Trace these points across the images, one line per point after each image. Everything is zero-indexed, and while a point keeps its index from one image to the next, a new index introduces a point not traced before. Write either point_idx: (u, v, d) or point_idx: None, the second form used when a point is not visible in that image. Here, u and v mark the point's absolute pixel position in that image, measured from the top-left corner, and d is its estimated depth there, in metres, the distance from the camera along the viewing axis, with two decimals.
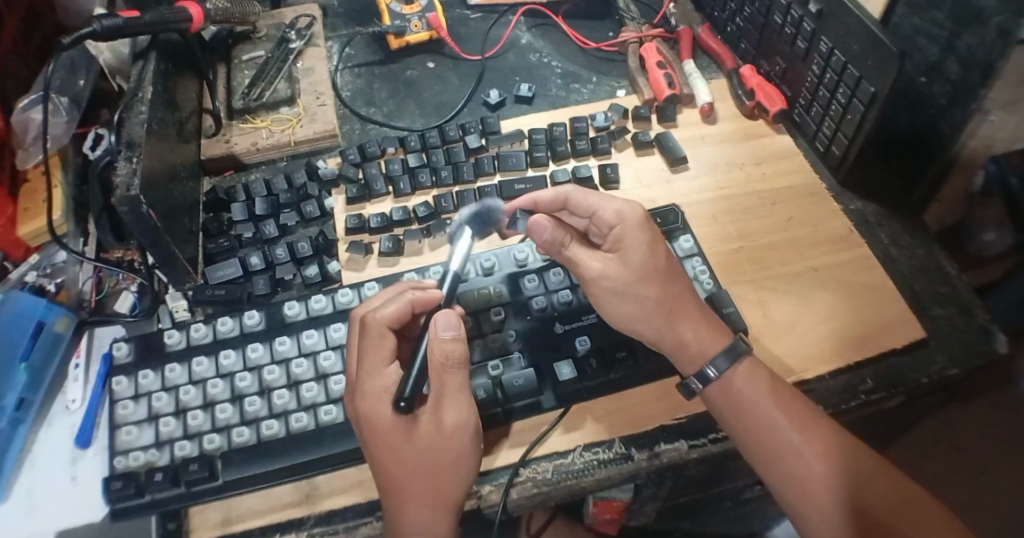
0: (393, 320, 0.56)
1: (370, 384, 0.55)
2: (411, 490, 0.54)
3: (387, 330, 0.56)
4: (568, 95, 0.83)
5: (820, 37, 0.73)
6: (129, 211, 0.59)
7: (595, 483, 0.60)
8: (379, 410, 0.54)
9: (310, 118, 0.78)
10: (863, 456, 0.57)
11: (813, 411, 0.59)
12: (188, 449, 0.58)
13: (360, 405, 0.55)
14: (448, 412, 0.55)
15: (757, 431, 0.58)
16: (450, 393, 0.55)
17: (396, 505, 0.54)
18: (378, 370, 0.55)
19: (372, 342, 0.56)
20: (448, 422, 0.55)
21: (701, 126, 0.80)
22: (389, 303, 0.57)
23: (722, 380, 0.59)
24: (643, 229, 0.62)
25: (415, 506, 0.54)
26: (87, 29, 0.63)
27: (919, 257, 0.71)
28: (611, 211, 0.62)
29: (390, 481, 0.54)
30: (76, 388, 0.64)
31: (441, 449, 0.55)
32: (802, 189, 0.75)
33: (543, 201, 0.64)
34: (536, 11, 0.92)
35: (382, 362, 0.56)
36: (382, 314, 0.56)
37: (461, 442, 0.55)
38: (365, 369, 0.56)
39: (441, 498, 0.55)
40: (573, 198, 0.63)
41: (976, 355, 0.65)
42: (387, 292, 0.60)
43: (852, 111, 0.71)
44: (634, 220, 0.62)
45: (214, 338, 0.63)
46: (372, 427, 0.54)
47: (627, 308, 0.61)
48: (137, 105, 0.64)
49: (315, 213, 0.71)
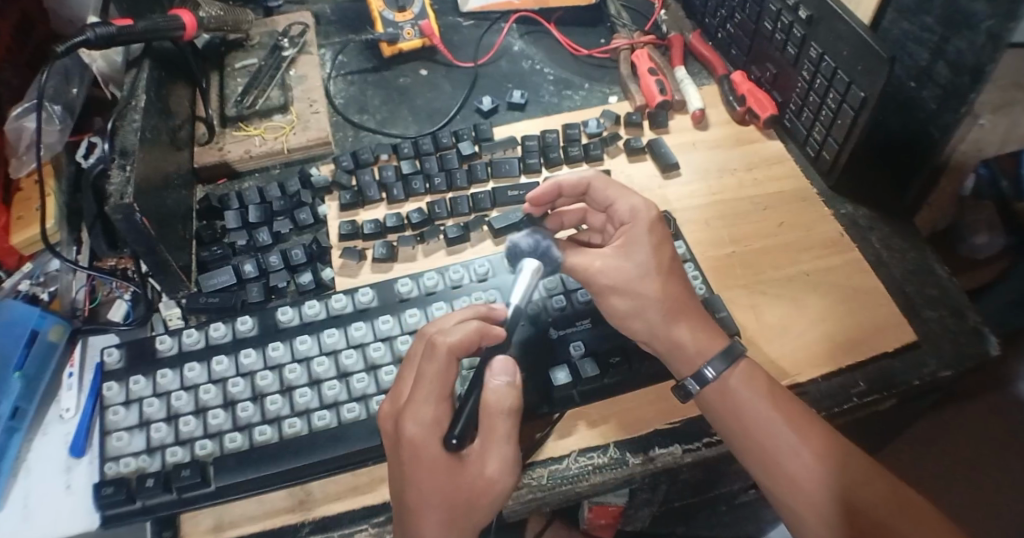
0: (461, 346, 0.55)
1: (422, 410, 0.54)
2: (431, 506, 0.53)
3: (453, 359, 0.55)
4: (560, 102, 0.84)
5: (811, 42, 0.74)
6: (122, 218, 0.60)
7: (591, 488, 0.59)
8: (430, 432, 0.53)
9: (303, 125, 0.78)
10: (859, 458, 0.57)
11: (812, 416, 0.59)
12: (179, 455, 0.58)
13: (406, 423, 0.54)
14: (492, 460, 0.54)
15: (759, 435, 0.57)
16: (497, 439, 0.54)
17: (410, 515, 0.53)
18: (437, 399, 0.54)
19: (433, 371, 0.54)
20: (491, 469, 0.54)
21: (693, 132, 0.80)
22: (455, 329, 0.56)
23: (723, 385, 0.59)
24: (651, 229, 0.62)
25: (433, 522, 0.53)
26: (80, 37, 0.62)
27: (911, 261, 0.72)
28: (626, 206, 0.63)
29: (404, 492, 0.54)
30: (70, 396, 0.64)
31: (479, 480, 0.54)
32: (793, 194, 0.76)
33: (565, 187, 0.65)
34: (528, 19, 0.92)
35: (439, 389, 0.54)
36: (449, 338, 0.55)
37: (499, 488, 0.54)
38: (417, 397, 0.54)
39: (462, 524, 0.53)
40: (595, 185, 0.65)
41: (970, 358, 0.65)
42: (456, 315, 0.58)
43: (843, 117, 0.72)
44: (646, 220, 0.62)
45: (206, 344, 0.63)
46: (414, 440, 0.53)
47: (627, 302, 0.60)
48: (131, 113, 0.65)
49: (309, 220, 0.71)
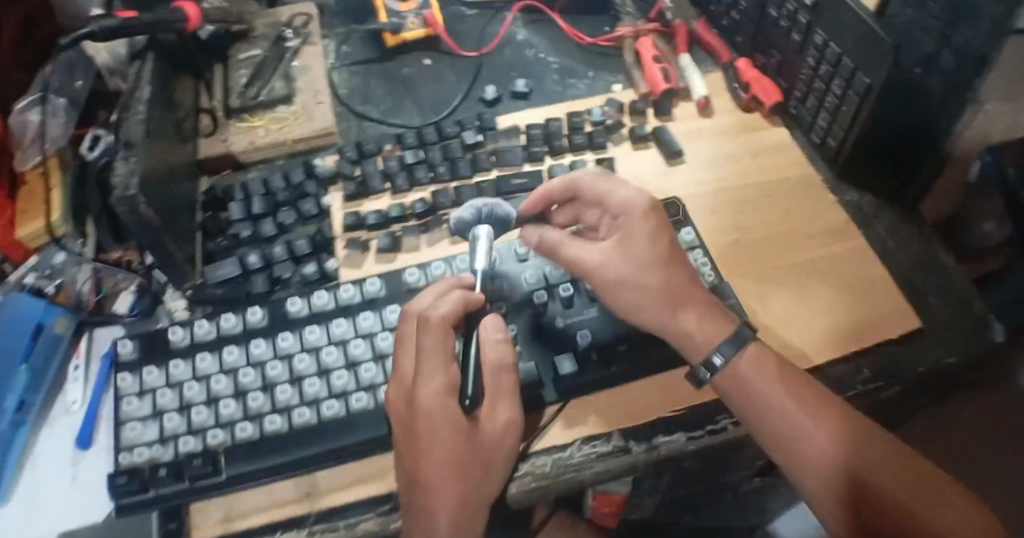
0: (450, 317, 0.57)
1: (430, 382, 0.55)
2: (445, 482, 0.54)
3: (448, 328, 0.56)
4: (564, 91, 0.84)
5: (815, 29, 0.73)
6: (127, 211, 0.60)
7: (595, 477, 0.60)
8: (443, 403, 0.55)
9: (308, 117, 0.78)
10: (877, 442, 0.57)
11: (827, 399, 0.58)
12: (191, 445, 0.59)
13: (419, 398, 0.55)
14: (501, 412, 0.57)
15: (775, 417, 0.58)
16: (504, 393, 0.58)
17: (422, 497, 0.54)
18: (443, 368, 0.56)
19: (431, 341, 0.55)
20: (502, 419, 0.57)
21: (698, 120, 0.80)
22: (440, 302, 0.58)
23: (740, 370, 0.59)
24: (648, 217, 0.62)
25: (447, 498, 0.54)
26: (85, 29, 0.65)
27: (916, 249, 0.71)
28: (619, 198, 0.63)
29: (418, 476, 0.54)
30: (76, 389, 0.65)
31: (491, 441, 0.57)
32: (798, 182, 0.76)
33: (553, 190, 0.65)
34: (532, 8, 0.91)
35: (441, 359, 0.56)
36: (439, 311, 0.56)
37: (509, 443, 0.57)
38: (424, 371, 0.55)
39: (474, 492, 0.55)
40: (582, 184, 0.64)
41: (976, 346, 0.65)
42: (434, 289, 0.60)
43: (848, 103, 0.72)
44: (641, 209, 0.62)
45: (217, 335, 0.63)
46: (427, 413, 0.54)
47: (631, 295, 0.61)
48: (136, 105, 0.65)
49: (313, 211, 0.71)
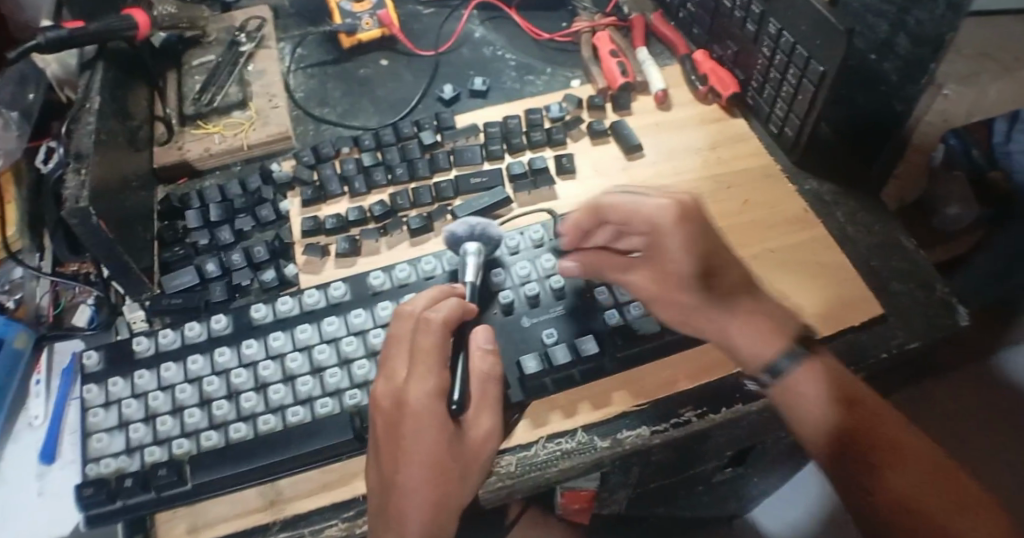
0: (447, 322, 0.57)
1: (423, 384, 0.55)
2: (421, 486, 0.53)
3: (447, 331, 0.57)
4: (523, 88, 0.83)
5: (769, 18, 0.73)
6: (79, 223, 0.59)
7: (560, 474, 0.59)
8: (432, 404, 0.55)
9: (263, 121, 0.77)
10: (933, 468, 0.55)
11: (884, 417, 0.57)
12: (157, 455, 0.58)
13: (409, 399, 0.54)
14: (484, 421, 0.58)
15: (821, 431, 0.57)
16: (489, 402, 0.58)
17: (395, 497, 0.53)
18: (438, 370, 0.56)
19: (427, 343, 0.56)
20: (483, 430, 0.58)
21: (656, 113, 0.80)
22: (436, 306, 0.58)
23: (787, 380, 0.58)
24: (677, 234, 0.60)
25: (420, 501, 0.53)
26: (31, 42, 0.64)
27: (878, 235, 0.72)
28: (644, 220, 0.60)
29: (394, 476, 0.54)
30: (38, 404, 0.64)
31: (473, 449, 0.57)
32: (758, 172, 0.76)
33: (579, 222, 0.64)
34: (488, 4, 0.91)
35: (436, 364, 0.56)
36: (440, 313, 0.57)
37: (487, 453, 0.58)
38: (417, 373, 0.55)
39: (449, 499, 0.55)
40: (604, 212, 0.62)
41: (940, 329, 0.65)
42: (429, 294, 0.60)
43: (804, 91, 0.72)
44: (668, 227, 0.60)
45: (182, 343, 0.63)
46: (418, 414, 0.54)
47: (674, 313, 0.62)
48: (85, 116, 0.64)
49: (271, 216, 0.70)
